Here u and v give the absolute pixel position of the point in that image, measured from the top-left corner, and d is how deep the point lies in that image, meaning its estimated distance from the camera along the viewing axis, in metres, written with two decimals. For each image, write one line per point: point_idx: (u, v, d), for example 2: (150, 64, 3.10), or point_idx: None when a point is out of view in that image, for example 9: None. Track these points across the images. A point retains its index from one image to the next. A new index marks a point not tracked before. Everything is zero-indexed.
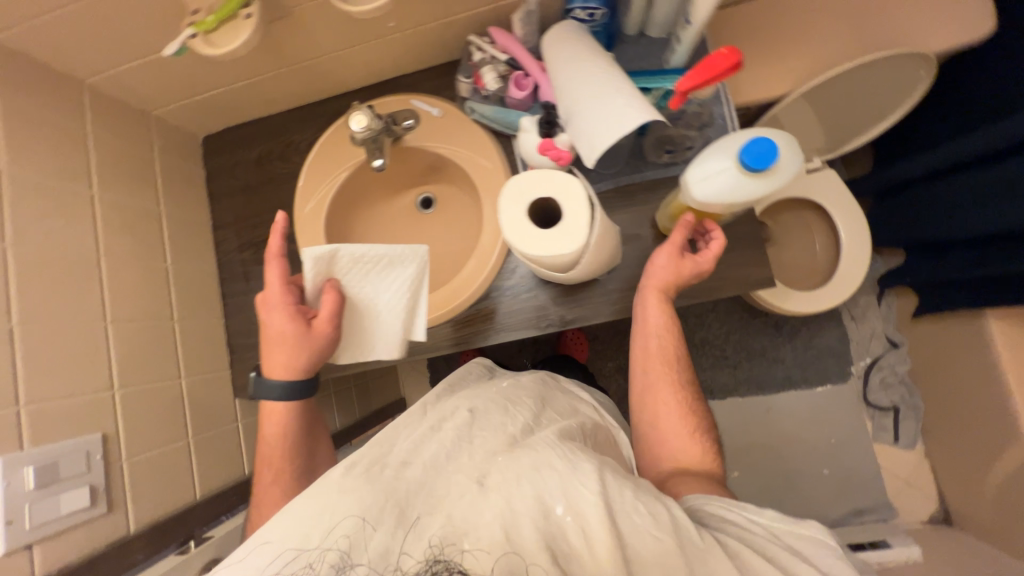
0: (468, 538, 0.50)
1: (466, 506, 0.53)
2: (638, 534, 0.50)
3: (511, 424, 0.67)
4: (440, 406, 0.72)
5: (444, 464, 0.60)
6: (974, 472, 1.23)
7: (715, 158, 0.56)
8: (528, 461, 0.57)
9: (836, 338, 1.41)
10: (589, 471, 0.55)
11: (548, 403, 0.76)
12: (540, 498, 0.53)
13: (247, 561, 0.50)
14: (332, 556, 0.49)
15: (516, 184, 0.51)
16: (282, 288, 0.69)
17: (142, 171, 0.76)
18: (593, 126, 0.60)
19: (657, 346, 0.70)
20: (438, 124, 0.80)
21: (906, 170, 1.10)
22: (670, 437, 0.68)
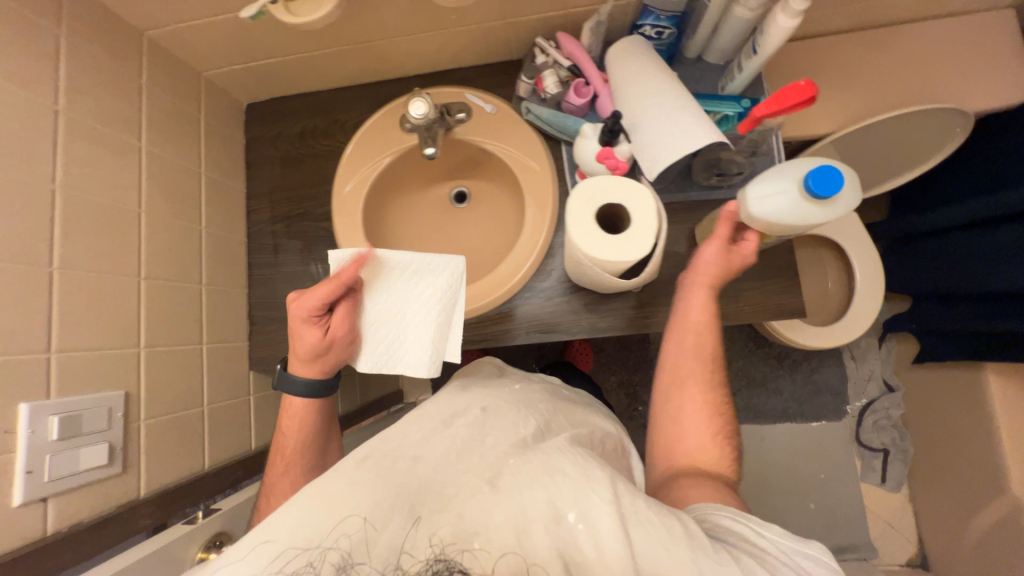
0: (479, 537, 0.50)
1: (477, 507, 0.53)
2: (653, 543, 0.47)
3: (523, 428, 0.66)
4: (454, 398, 0.70)
5: (455, 463, 0.59)
6: (956, 519, 1.26)
7: (777, 179, 0.59)
8: (541, 467, 0.58)
9: (835, 376, 1.44)
10: (601, 479, 0.54)
11: (560, 410, 0.75)
12: (550, 504, 0.53)
13: (242, 565, 0.46)
14: (335, 555, 0.47)
15: (586, 188, 0.52)
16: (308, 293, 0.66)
17: (188, 131, 0.75)
18: (657, 142, 0.62)
19: (694, 341, 0.68)
20: (490, 120, 0.81)
21: (923, 220, 1.14)
22: (688, 433, 0.64)
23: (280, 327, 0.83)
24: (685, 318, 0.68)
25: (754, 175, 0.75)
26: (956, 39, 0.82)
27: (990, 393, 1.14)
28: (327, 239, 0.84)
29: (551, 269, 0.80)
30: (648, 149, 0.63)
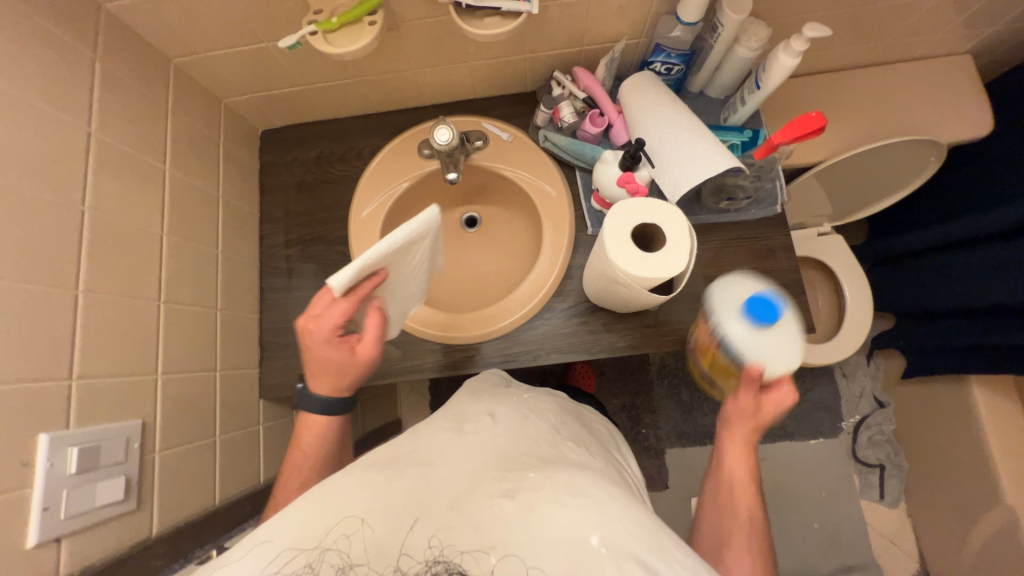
0: (495, 552, 0.43)
1: (493, 518, 0.45)
2: None
3: (537, 437, 0.60)
4: (464, 407, 0.64)
5: (467, 462, 0.52)
6: (953, 533, 1.29)
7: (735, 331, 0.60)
8: (563, 482, 0.49)
9: (828, 394, 1.48)
10: (630, 510, 0.48)
11: (571, 421, 0.69)
12: (574, 529, 0.45)
13: (242, 564, 0.42)
14: (335, 556, 0.43)
15: (621, 209, 0.55)
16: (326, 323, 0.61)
17: (208, 156, 0.75)
18: (680, 167, 0.65)
19: (735, 486, 0.66)
20: (506, 147, 0.84)
21: (901, 243, 1.22)
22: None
23: (293, 353, 0.80)
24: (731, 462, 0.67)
25: (759, 199, 0.79)
26: (924, 79, 0.91)
27: (975, 405, 1.20)
28: (343, 263, 0.83)
29: (570, 290, 0.81)
30: (670, 175, 0.66)
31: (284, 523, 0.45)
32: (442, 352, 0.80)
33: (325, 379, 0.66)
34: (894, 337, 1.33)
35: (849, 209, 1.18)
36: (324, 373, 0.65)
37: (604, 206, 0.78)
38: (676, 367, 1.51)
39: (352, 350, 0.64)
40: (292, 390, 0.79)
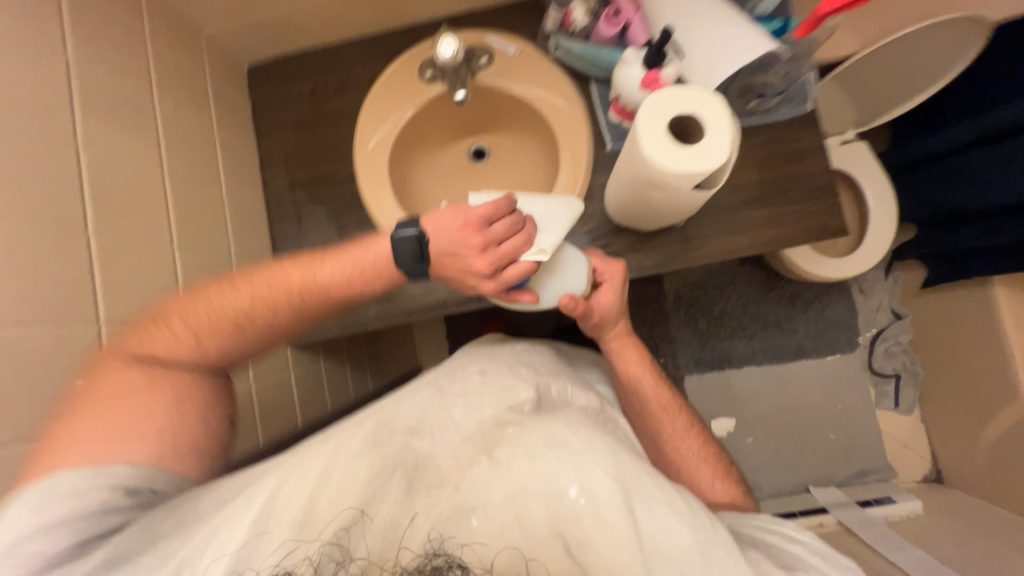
0: (477, 513, 0.45)
1: (475, 479, 0.47)
2: (657, 521, 0.45)
3: (523, 391, 0.61)
4: (452, 367, 0.66)
5: (450, 433, 0.54)
6: (968, 433, 1.32)
7: (551, 288, 0.60)
8: (541, 435, 0.50)
9: (846, 310, 1.48)
10: (605, 451, 0.49)
11: (562, 372, 0.71)
12: (551, 480, 0.46)
13: (245, 561, 0.40)
14: (335, 552, 0.42)
15: (656, 98, 0.51)
16: (489, 268, 0.57)
17: (197, 95, 0.71)
18: (712, 58, 0.62)
19: (643, 394, 0.76)
20: (514, 62, 0.77)
21: (933, 143, 1.16)
22: (695, 475, 0.72)
23: None
24: (629, 376, 0.77)
25: (789, 96, 0.75)
26: None
27: (998, 306, 1.20)
28: (353, 202, 0.80)
29: (592, 213, 0.78)
30: (702, 65, 0.63)
31: (270, 511, 0.42)
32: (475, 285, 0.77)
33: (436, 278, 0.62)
34: (917, 243, 1.32)
35: (875, 113, 1.13)
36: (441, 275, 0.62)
37: (624, 115, 0.74)
38: (692, 295, 1.51)
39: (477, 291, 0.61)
40: (318, 335, 0.80)
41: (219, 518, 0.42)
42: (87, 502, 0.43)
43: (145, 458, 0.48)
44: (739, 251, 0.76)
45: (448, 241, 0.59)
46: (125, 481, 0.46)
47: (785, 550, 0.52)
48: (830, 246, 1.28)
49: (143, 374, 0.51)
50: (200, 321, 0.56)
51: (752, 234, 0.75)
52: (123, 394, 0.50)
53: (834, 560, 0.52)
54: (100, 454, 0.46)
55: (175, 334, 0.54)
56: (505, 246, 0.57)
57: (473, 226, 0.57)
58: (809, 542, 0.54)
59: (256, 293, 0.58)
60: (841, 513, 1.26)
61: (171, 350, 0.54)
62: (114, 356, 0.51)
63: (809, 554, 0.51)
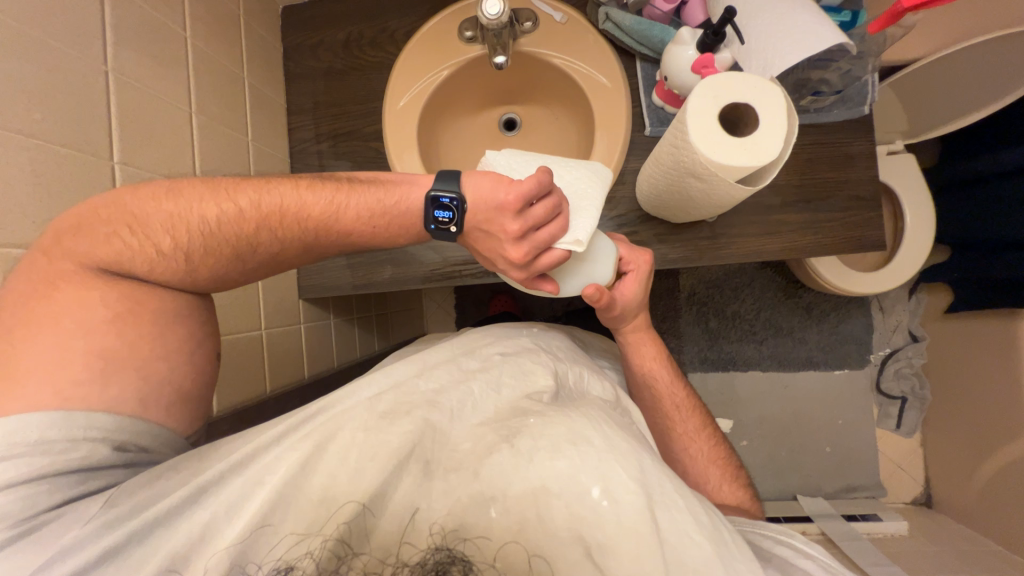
0: (495, 504, 0.44)
1: (496, 467, 0.46)
2: (676, 530, 0.44)
3: (541, 380, 0.60)
4: (471, 345, 0.65)
5: (469, 415, 0.53)
6: (966, 462, 1.32)
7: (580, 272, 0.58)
8: (564, 429, 0.49)
9: (861, 326, 1.46)
10: (629, 453, 0.48)
11: (579, 363, 0.70)
12: (572, 479, 0.45)
13: (249, 546, 0.41)
14: (334, 546, 0.41)
15: (711, 84, 0.48)
16: (520, 253, 0.54)
17: (230, 32, 0.69)
18: (773, 43, 0.57)
19: (656, 390, 0.76)
20: (558, 31, 0.73)
21: (989, 163, 1.10)
22: (704, 476, 0.72)
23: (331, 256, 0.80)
24: (642, 371, 0.77)
25: (847, 97, 0.70)
26: None
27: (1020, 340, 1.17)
28: (377, 161, 0.78)
29: (621, 198, 0.75)
30: (758, 53, 0.58)
31: (276, 506, 0.42)
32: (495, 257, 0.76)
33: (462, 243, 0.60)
34: (951, 268, 1.28)
35: (923, 126, 1.10)
36: (468, 243, 0.59)
37: (668, 99, 0.70)
38: (706, 294, 1.49)
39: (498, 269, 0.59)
40: (332, 290, 0.81)
41: (212, 509, 0.42)
42: (53, 453, 0.42)
43: (125, 404, 0.47)
44: (769, 255, 0.73)
45: (482, 214, 0.55)
46: (97, 430, 0.44)
47: (796, 566, 0.52)
48: (859, 260, 1.25)
49: (121, 302, 0.47)
50: (190, 237, 0.49)
51: (786, 240, 0.73)
52: (90, 330, 0.46)
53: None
54: (74, 398, 0.44)
55: (160, 248, 0.48)
56: (540, 233, 0.54)
57: (512, 203, 0.53)
58: (818, 557, 0.54)
59: (256, 216, 0.51)
60: (825, 524, 1.28)
61: (152, 264, 0.49)
62: (88, 271, 0.46)
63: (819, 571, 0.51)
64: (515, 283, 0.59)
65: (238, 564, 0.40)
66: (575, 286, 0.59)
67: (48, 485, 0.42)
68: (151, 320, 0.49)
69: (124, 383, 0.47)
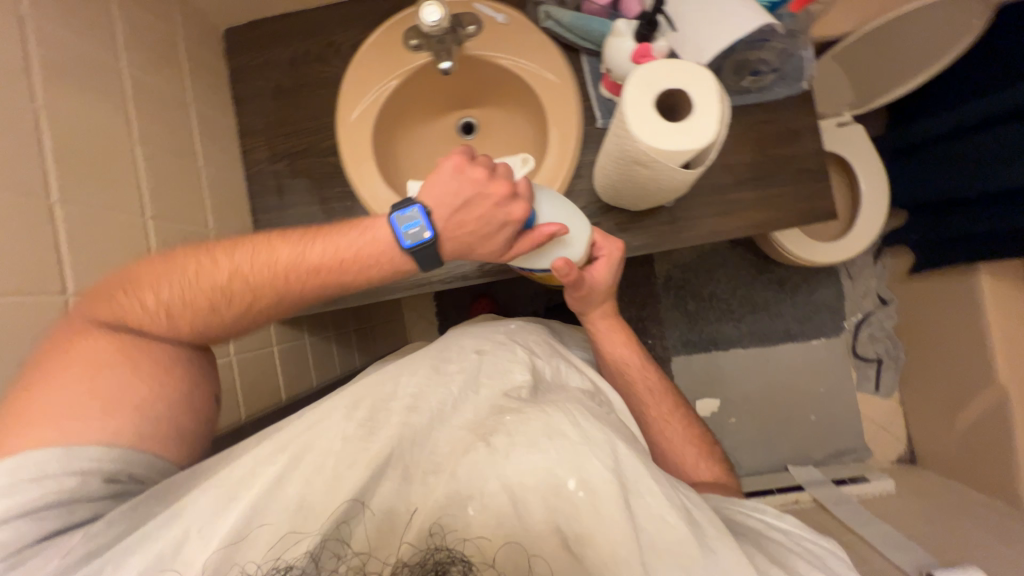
0: (474, 502, 0.47)
1: (472, 467, 0.49)
2: (651, 517, 0.46)
3: (520, 373, 0.61)
4: (446, 344, 0.64)
5: (449, 417, 0.53)
6: (942, 415, 1.37)
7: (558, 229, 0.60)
8: (540, 424, 0.51)
9: (833, 294, 1.50)
10: (603, 442, 0.49)
11: (557, 354, 0.71)
12: (547, 472, 0.48)
13: (243, 547, 0.42)
14: (335, 549, 0.44)
15: (643, 74, 0.49)
16: (500, 191, 0.56)
17: (170, 57, 0.68)
18: (704, 29, 0.59)
19: (628, 376, 0.77)
20: (503, 33, 0.74)
21: (936, 126, 1.15)
22: (681, 455, 0.74)
23: None
24: (616, 358, 0.78)
25: (784, 74, 0.73)
26: None
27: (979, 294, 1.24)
28: (336, 176, 0.78)
29: (580, 192, 0.76)
30: (692, 38, 0.60)
31: (256, 514, 0.43)
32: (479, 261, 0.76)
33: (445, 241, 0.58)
34: (909, 231, 1.33)
35: (873, 95, 1.13)
36: (450, 234, 0.58)
37: (615, 91, 0.72)
38: (682, 278, 1.52)
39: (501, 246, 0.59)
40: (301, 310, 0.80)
41: (193, 520, 0.42)
42: (47, 487, 0.42)
43: (115, 434, 0.47)
44: (727, 234, 0.75)
45: (445, 186, 0.57)
46: (93, 461, 0.45)
47: (765, 535, 0.55)
48: (823, 230, 1.28)
49: (109, 344, 0.49)
50: (174, 296, 0.52)
51: (741, 217, 0.75)
52: (93, 371, 0.47)
53: (815, 548, 0.55)
54: (73, 433, 0.45)
55: (148, 308, 0.51)
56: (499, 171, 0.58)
57: (461, 163, 0.57)
58: (789, 529, 0.57)
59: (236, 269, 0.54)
60: (817, 491, 1.30)
61: (142, 322, 0.51)
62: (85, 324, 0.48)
63: (791, 542, 0.55)
64: (527, 249, 0.58)
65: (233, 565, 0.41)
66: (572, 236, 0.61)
67: (32, 522, 0.41)
68: (142, 361, 0.51)
69: (123, 416, 0.48)
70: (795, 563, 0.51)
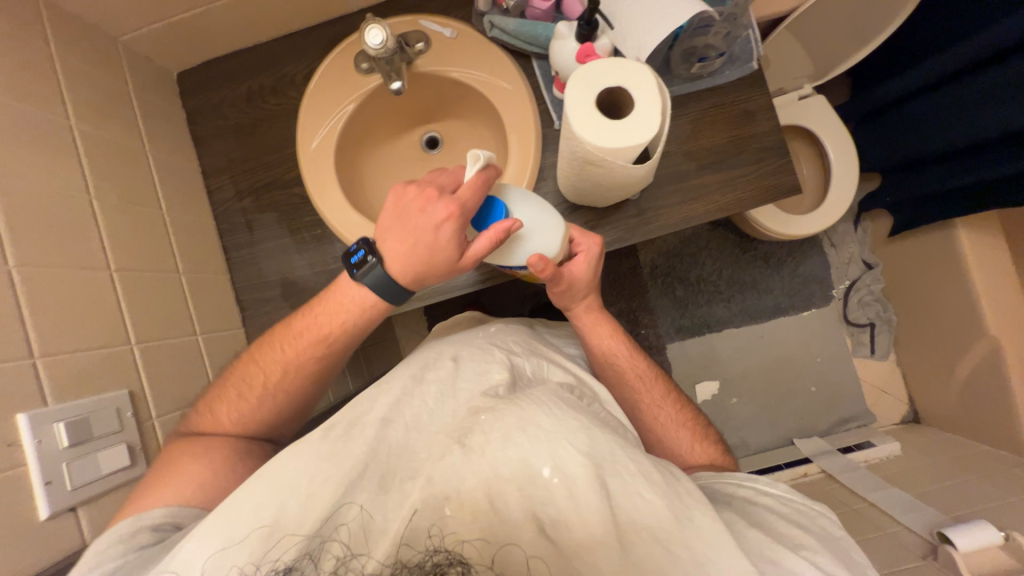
0: (450, 503, 0.50)
1: (447, 469, 0.51)
2: (626, 494, 0.51)
3: (496, 370, 0.62)
4: (424, 355, 0.66)
5: (426, 425, 0.56)
6: (939, 372, 1.37)
7: (529, 226, 0.60)
8: (514, 419, 0.54)
9: (818, 264, 1.51)
10: (578, 429, 0.54)
11: (535, 351, 0.72)
12: (523, 463, 0.51)
13: (241, 546, 0.46)
14: (334, 549, 0.47)
15: (581, 76, 0.50)
16: (441, 198, 0.58)
17: (122, 107, 0.68)
18: (642, 23, 0.60)
19: (619, 366, 0.77)
20: (451, 46, 0.75)
21: (897, 88, 1.16)
22: (675, 439, 0.74)
23: (274, 307, 0.78)
24: (603, 350, 0.78)
25: (733, 57, 0.74)
26: None
27: (961, 248, 1.24)
28: (302, 205, 0.78)
29: (545, 195, 0.76)
30: (632, 34, 0.61)
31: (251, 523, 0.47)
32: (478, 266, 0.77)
33: (402, 256, 0.60)
34: (883, 193, 1.33)
35: (829, 63, 1.15)
36: (404, 247, 0.60)
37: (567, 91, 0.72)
38: (668, 265, 1.52)
39: (459, 253, 0.59)
40: None
41: (207, 530, 0.47)
42: (126, 544, 0.48)
43: (186, 496, 0.54)
44: (696, 219, 0.75)
45: (395, 205, 0.60)
46: (163, 518, 0.51)
47: (748, 501, 0.60)
48: (798, 203, 1.29)
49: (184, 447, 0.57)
50: (218, 397, 0.63)
51: (708, 201, 0.75)
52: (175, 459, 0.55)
53: (802, 510, 0.60)
54: (154, 499, 0.52)
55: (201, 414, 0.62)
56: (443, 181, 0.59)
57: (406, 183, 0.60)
58: (778, 494, 0.62)
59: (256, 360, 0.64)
60: (824, 462, 1.31)
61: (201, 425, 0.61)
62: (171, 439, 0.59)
63: (777, 505, 0.60)
64: (488, 247, 0.57)
65: (240, 566, 0.45)
66: (530, 230, 0.60)
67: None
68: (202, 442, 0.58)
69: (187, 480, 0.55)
70: (776, 525, 0.56)
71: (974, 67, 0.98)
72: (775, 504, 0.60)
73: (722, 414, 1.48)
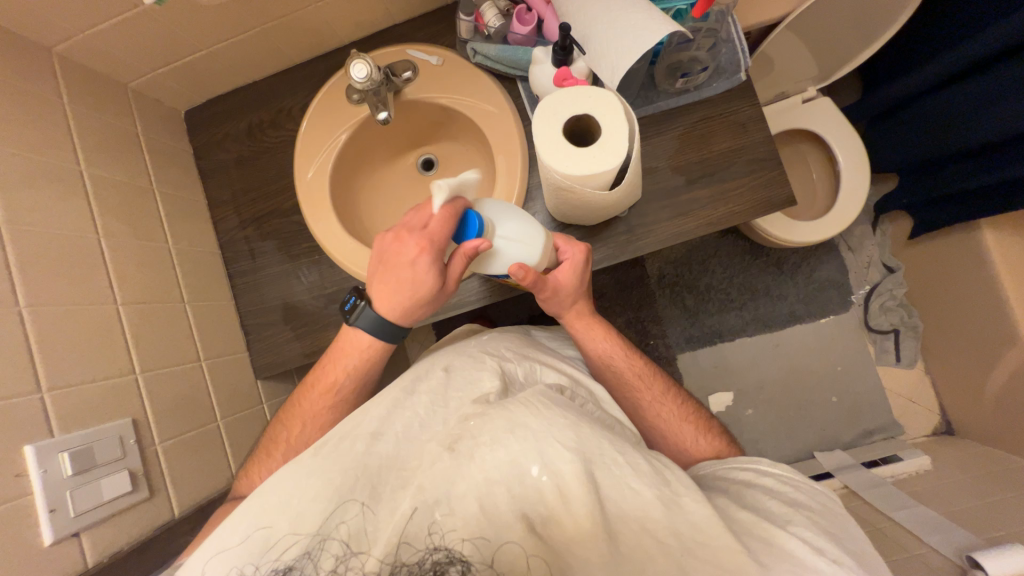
0: (441, 507, 0.49)
1: (438, 473, 0.51)
2: (616, 486, 0.51)
3: (488, 376, 0.62)
4: (415, 367, 0.67)
5: (417, 435, 0.57)
6: (971, 380, 1.29)
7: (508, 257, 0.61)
8: (503, 421, 0.54)
9: (835, 268, 1.45)
10: (566, 426, 0.54)
11: (529, 355, 0.71)
12: (513, 464, 0.51)
13: (238, 549, 0.48)
14: (334, 547, 0.48)
15: (550, 103, 0.52)
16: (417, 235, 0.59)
17: (129, 147, 0.72)
18: (615, 46, 0.60)
19: (617, 370, 0.76)
20: (437, 73, 0.77)
21: (909, 85, 1.11)
22: (680, 437, 0.72)
23: (275, 330, 0.80)
24: (599, 354, 0.77)
25: (720, 69, 0.73)
26: None
27: (987, 250, 1.17)
28: (301, 232, 0.81)
29: (534, 214, 0.76)
30: (607, 55, 0.61)
31: (251, 526, 0.49)
32: (480, 282, 0.77)
33: (390, 295, 0.63)
34: (900, 194, 1.28)
35: (834, 65, 1.11)
36: (391, 286, 0.62)
37: None
38: (676, 274, 1.49)
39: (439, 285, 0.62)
40: (283, 365, 0.80)
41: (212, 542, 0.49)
42: None
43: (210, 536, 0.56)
44: (688, 233, 0.74)
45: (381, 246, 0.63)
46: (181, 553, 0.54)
47: (745, 485, 0.59)
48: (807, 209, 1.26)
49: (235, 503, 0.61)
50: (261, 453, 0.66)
51: (698, 215, 0.74)
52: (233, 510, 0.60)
53: (802, 488, 0.59)
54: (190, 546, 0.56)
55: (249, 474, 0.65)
56: (419, 217, 0.60)
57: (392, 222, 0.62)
58: (778, 473, 0.60)
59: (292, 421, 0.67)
60: (847, 476, 1.24)
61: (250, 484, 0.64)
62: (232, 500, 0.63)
63: (775, 485, 0.59)
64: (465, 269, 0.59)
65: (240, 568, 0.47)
66: (511, 254, 0.60)
67: None
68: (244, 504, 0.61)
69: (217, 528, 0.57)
70: (766, 505, 0.55)
71: (989, 62, 0.93)
72: (772, 484, 0.59)
73: (737, 425, 1.43)
